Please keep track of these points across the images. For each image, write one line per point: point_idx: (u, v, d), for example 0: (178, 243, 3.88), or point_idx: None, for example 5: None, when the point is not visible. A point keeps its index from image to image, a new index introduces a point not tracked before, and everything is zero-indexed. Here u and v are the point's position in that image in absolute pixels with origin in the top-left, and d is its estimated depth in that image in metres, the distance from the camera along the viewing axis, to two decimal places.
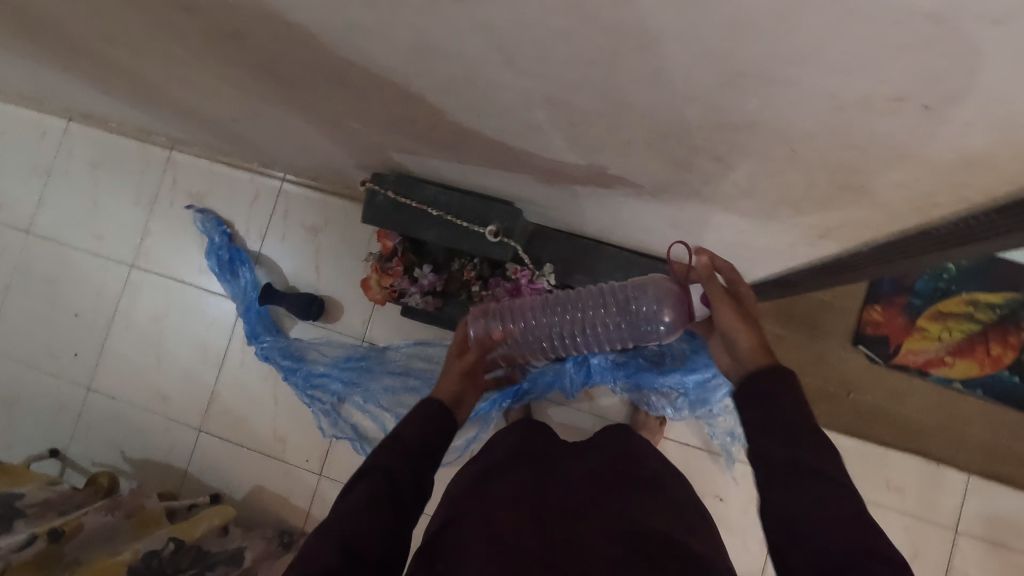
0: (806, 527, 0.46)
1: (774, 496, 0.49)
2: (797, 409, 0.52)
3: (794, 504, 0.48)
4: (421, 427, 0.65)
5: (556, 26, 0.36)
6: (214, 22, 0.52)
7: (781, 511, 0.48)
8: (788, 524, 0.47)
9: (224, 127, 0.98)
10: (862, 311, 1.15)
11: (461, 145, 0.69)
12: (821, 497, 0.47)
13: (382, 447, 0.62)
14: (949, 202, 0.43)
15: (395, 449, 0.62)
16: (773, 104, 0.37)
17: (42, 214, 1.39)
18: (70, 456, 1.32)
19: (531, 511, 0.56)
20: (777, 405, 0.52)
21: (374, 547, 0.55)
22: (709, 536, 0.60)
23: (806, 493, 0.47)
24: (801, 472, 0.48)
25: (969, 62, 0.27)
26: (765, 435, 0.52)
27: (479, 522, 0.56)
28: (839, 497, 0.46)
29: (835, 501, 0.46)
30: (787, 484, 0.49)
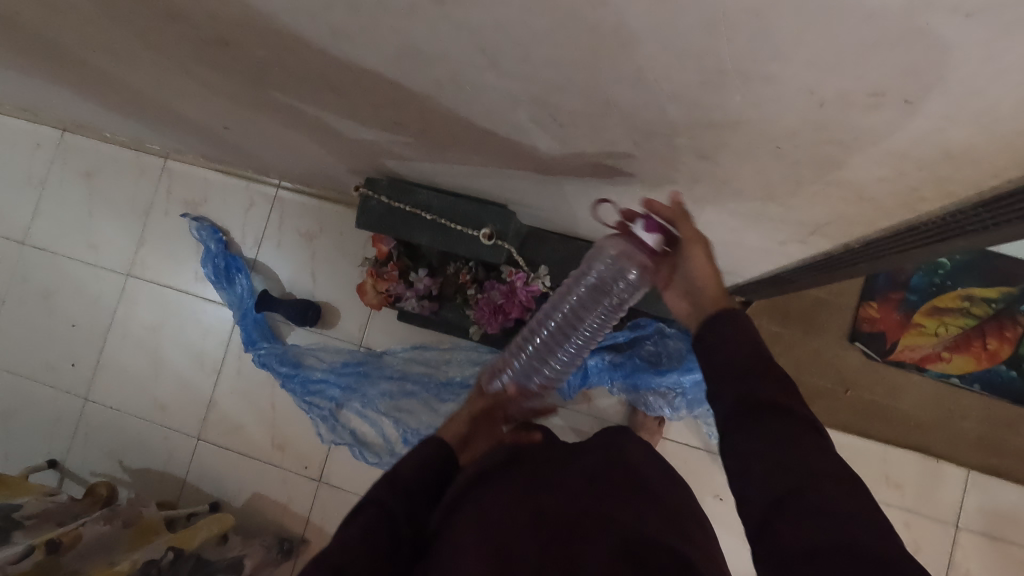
0: (762, 463, 0.43)
1: (731, 437, 0.46)
2: (754, 349, 0.49)
3: (748, 439, 0.44)
4: (426, 456, 0.66)
5: (536, 28, 0.36)
6: (201, 30, 0.53)
7: (737, 450, 0.45)
8: (743, 463, 0.44)
9: (217, 135, 0.98)
10: (858, 308, 1.15)
11: (452, 148, 0.69)
12: (774, 429, 0.43)
13: (380, 481, 0.62)
14: (935, 197, 0.43)
15: (392, 482, 0.62)
16: (755, 102, 0.37)
17: (37, 224, 1.39)
18: (69, 466, 1.32)
19: (521, 507, 0.55)
20: (733, 351, 0.50)
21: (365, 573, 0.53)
22: (707, 543, 0.59)
23: (760, 427, 0.44)
24: (754, 407, 0.45)
25: (944, 56, 0.27)
26: (718, 382, 0.49)
27: (472, 530, 0.54)
28: (793, 427, 0.43)
29: (789, 431, 0.43)
30: (742, 420, 0.45)
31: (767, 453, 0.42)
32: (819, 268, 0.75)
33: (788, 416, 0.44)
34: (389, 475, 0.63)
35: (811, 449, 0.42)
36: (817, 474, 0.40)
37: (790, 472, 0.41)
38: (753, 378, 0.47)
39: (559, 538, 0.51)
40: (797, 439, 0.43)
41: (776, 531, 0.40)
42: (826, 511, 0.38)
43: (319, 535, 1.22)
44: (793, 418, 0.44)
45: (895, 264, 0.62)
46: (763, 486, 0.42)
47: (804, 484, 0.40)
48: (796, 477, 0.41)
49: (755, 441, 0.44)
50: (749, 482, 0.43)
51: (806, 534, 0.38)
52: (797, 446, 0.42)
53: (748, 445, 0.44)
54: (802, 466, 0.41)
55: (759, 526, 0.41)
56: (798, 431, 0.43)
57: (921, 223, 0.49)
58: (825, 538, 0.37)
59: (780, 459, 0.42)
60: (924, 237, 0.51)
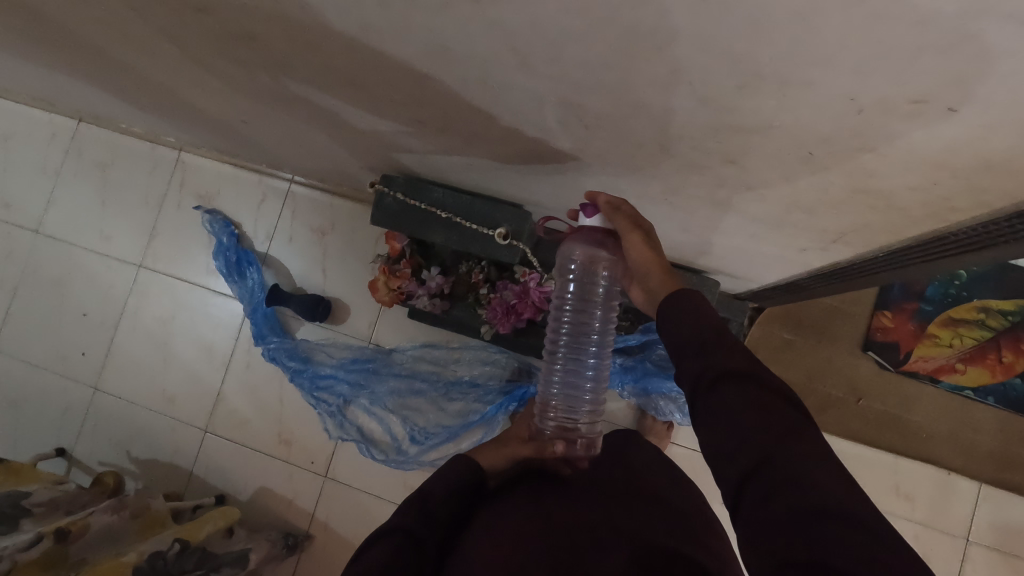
0: (739, 436, 0.41)
1: (699, 409, 0.44)
2: (704, 315, 0.48)
3: (714, 408, 0.43)
4: (455, 478, 0.58)
5: (570, 26, 0.36)
6: (226, 23, 0.52)
7: (704, 422, 0.43)
8: (720, 437, 0.42)
9: (233, 129, 0.99)
10: (871, 317, 1.14)
11: (470, 147, 0.69)
12: (737, 393, 0.42)
13: (408, 501, 0.56)
14: (968, 207, 0.43)
15: (419, 505, 0.55)
16: (790, 105, 0.36)
17: (51, 213, 1.39)
18: (76, 455, 1.33)
19: (520, 508, 0.55)
20: (699, 323, 0.48)
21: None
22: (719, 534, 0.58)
23: (724, 393, 0.43)
24: (714, 371, 0.44)
25: (994, 64, 0.27)
26: (682, 353, 0.47)
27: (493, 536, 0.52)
28: (756, 390, 0.42)
29: (756, 396, 0.42)
30: (707, 387, 0.44)
31: (734, 421, 0.41)
32: (837, 276, 0.75)
33: (750, 377, 0.43)
34: (419, 496, 0.56)
35: (775, 409, 0.41)
36: (783, 435, 0.40)
37: (755, 434, 0.40)
38: (715, 343, 0.46)
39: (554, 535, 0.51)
40: (775, 410, 0.41)
41: (757, 507, 0.38)
42: (794, 474, 0.38)
43: (324, 531, 1.23)
44: (760, 383, 0.42)
45: (917, 275, 0.61)
46: (738, 456, 0.40)
47: (773, 449, 0.39)
48: (763, 441, 0.40)
49: (719, 410, 0.42)
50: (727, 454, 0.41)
51: (781, 503, 0.37)
52: (784, 421, 0.40)
53: (714, 411, 0.43)
54: (768, 429, 0.40)
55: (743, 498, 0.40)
56: (761, 393, 0.42)
57: (950, 233, 0.49)
58: (800, 505, 0.37)
59: (748, 425, 0.41)
60: (952, 246, 0.51)
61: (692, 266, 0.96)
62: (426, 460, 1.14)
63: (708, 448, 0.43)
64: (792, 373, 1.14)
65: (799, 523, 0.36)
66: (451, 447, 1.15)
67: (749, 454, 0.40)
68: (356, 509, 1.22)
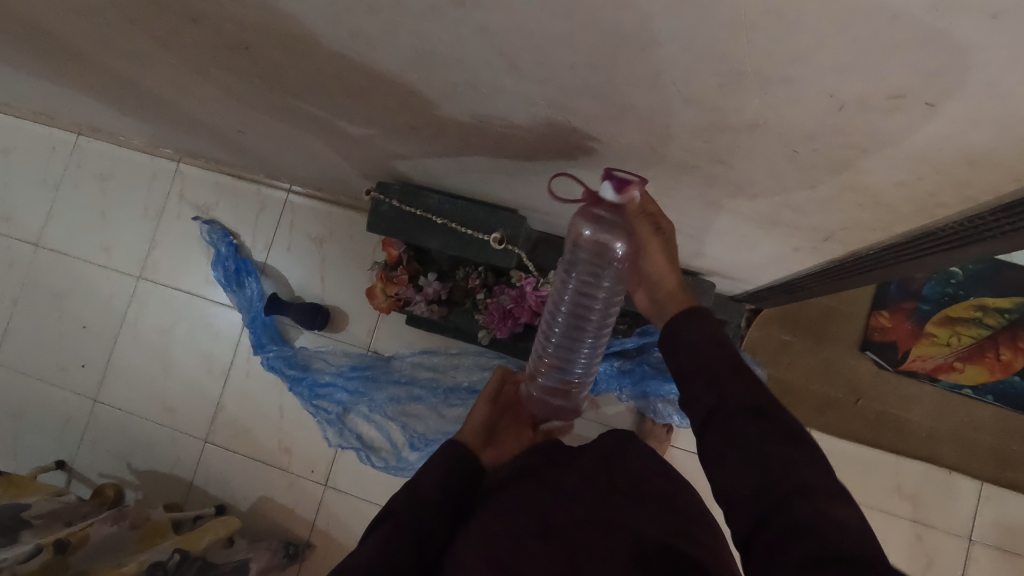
0: (755, 479, 0.41)
1: (709, 438, 0.45)
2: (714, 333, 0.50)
3: (726, 441, 0.44)
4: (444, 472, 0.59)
5: (556, 31, 0.36)
6: (221, 34, 0.53)
7: (716, 450, 0.44)
8: (737, 477, 0.42)
9: (231, 139, 0.99)
10: (869, 317, 1.14)
11: (464, 153, 0.70)
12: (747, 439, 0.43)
13: (400, 491, 0.57)
14: (953, 203, 0.43)
15: (406, 493, 0.56)
16: (773, 104, 0.37)
17: (51, 227, 1.40)
18: (76, 468, 1.33)
19: (513, 510, 0.54)
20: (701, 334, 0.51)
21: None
22: (706, 515, 0.59)
23: (730, 435, 0.44)
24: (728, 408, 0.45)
25: (965, 57, 0.28)
26: (691, 374, 0.49)
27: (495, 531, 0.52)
28: (772, 434, 0.42)
29: (762, 434, 0.42)
30: (714, 430, 0.45)
31: (747, 458, 0.42)
32: (831, 274, 0.75)
33: (765, 419, 0.43)
34: (406, 491, 0.57)
35: (788, 456, 0.41)
36: (799, 488, 0.40)
37: (771, 483, 0.41)
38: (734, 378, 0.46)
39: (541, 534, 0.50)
40: (783, 453, 0.41)
41: (768, 552, 0.39)
42: (810, 527, 0.37)
43: (325, 540, 1.22)
44: (771, 420, 0.43)
45: (910, 271, 0.62)
46: (752, 501, 0.41)
47: (785, 499, 0.40)
48: (780, 488, 0.40)
49: (734, 450, 0.43)
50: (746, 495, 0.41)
51: (791, 549, 0.37)
52: (791, 462, 0.41)
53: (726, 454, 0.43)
54: (787, 479, 0.40)
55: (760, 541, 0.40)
56: (775, 438, 0.42)
57: (938, 229, 0.49)
58: (813, 554, 0.36)
59: (756, 470, 0.41)
60: (942, 240, 0.51)
61: (688, 268, 0.97)
62: None
63: (719, 488, 0.44)
64: (791, 374, 1.15)
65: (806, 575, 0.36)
66: None
67: (763, 501, 0.41)
68: (357, 517, 1.22)
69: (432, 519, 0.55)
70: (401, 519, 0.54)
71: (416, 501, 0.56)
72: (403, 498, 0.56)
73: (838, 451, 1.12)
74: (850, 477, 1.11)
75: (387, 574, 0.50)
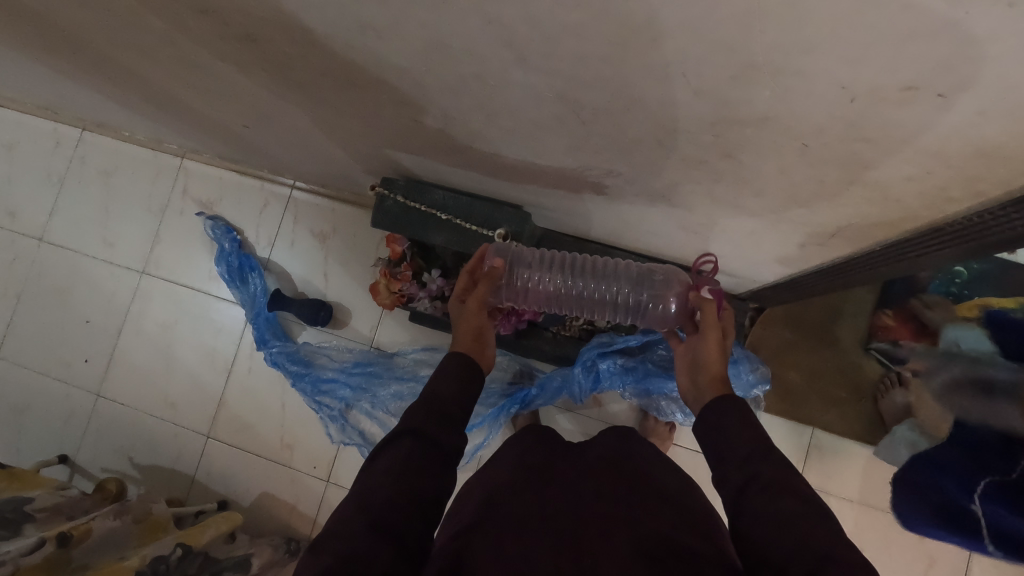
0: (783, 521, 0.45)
1: (743, 508, 0.49)
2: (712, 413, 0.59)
3: (757, 510, 0.48)
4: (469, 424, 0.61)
5: (568, 22, 0.36)
6: (228, 25, 0.53)
7: (752, 522, 0.47)
8: (770, 526, 0.46)
9: (235, 134, 0.99)
10: (873, 316, 1.14)
11: (469, 148, 0.69)
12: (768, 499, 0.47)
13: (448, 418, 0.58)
14: (962, 196, 0.43)
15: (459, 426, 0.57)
16: (784, 96, 0.37)
17: (55, 221, 1.40)
18: (79, 462, 1.33)
19: (519, 508, 0.52)
20: (739, 430, 0.55)
21: (404, 523, 0.49)
22: (693, 494, 0.59)
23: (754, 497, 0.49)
24: (759, 484, 0.49)
25: (980, 44, 0.27)
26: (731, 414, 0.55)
27: (511, 515, 0.51)
28: (799, 509, 0.45)
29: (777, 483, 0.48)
30: (742, 500, 0.50)
31: (775, 510, 0.46)
32: (837, 272, 0.75)
33: (791, 493, 0.47)
34: (427, 406, 0.59)
35: (808, 504, 0.46)
36: (828, 552, 0.41)
37: (804, 541, 0.43)
38: (757, 462, 0.51)
39: (559, 525, 0.49)
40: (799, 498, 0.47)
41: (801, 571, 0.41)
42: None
43: None
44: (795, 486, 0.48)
45: (918, 267, 0.61)
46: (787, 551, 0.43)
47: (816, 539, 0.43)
48: (812, 553, 0.42)
49: (758, 510, 0.47)
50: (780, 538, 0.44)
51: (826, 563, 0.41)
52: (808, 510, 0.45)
53: (760, 526, 0.46)
54: (815, 543, 0.42)
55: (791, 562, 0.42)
56: (796, 508, 0.45)
57: (945, 224, 0.50)
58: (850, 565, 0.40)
59: (779, 518, 0.45)
60: (949, 235, 0.51)
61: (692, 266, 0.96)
62: None
63: (756, 543, 0.46)
64: (794, 373, 1.15)
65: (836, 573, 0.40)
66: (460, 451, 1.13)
67: (791, 546, 0.43)
68: None
69: (425, 518, 0.51)
70: (383, 507, 0.49)
71: (404, 478, 0.52)
72: (391, 469, 0.52)
73: (841, 452, 1.13)
74: (852, 475, 1.12)
75: (401, 509, 0.50)
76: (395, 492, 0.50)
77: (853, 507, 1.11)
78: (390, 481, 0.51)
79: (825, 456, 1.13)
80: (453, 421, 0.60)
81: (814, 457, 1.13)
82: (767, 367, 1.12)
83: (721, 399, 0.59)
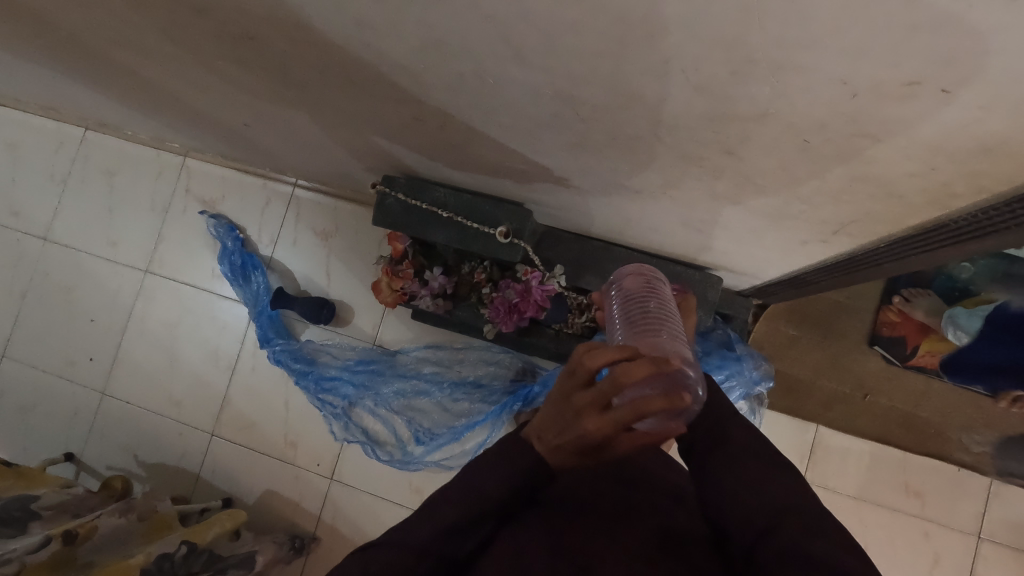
0: (751, 488, 0.42)
1: (709, 471, 0.46)
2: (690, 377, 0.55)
3: (724, 476, 0.44)
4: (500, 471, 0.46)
5: (565, 17, 0.36)
6: (226, 24, 0.53)
7: (717, 487, 0.44)
8: (739, 493, 0.43)
9: (237, 133, 1.00)
10: (877, 312, 1.13)
11: (469, 145, 0.69)
12: (735, 463, 0.45)
13: None
14: (967, 192, 0.42)
15: None
16: (784, 92, 0.36)
17: (60, 221, 1.41)
18: (85, 460, 1.34)
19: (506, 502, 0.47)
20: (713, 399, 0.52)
21: None
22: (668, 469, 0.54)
23: (720, 459, 0.46)
24: (724, 448, 0.46)
25: (983, 40, 0.27)
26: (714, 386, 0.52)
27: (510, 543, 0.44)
28: (760, 468, 0.44)
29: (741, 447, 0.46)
30: (708, 460, 0.46)
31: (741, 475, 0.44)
32: (842, 267, 0.74)
33: (756, 455, 0.45)
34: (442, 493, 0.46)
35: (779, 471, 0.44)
36: (786, 509, 0.40)
37: (773, 506, 0.41)
38: (723, 420, 0.49)
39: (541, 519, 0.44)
40: (765, 462, 0.44)
41: (775, 544, 0.38)
42: (804, 548, 0.37)
43: (330, 533, 1.23)
44: (762, 455, 0.45)
45: (923, 263, 0.61)
46: (755, 520, 0.41)
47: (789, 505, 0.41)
48: (771, 511, 0.40)
49: (726, 476, 0.44)
50: (752, 507, 0.41)
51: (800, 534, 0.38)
52: (778, 474, 0.43)
53: (723, 490, 0.44)
54: (778, 502, 0.41)
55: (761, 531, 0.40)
56: (756, 466, 0.44)
57: (950, 220, 0.49)
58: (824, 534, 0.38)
59: (746, 481, 0.43)
60: (954, 229, 0.50)
61: (695, 263, 0.96)
62: (430, 461, 1.14)
63: (720, 507, 0.43)
64: (798, 369, 1.14)
65: (815, 545, 0.37)
66: (458, 448, 1.13)
67: (765, 517, 0.40)
68: (363, 510, 1.22)
69: None
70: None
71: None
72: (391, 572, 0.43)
73: (846, 449, 1.12)
74: (856, 471, 1.12)
75: None
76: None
77: (858, 504, 1.11)
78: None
79: (829, 453, 1.12)
80: None
81: (818, 453, 1.12)
82: (771, 364, 1.12)
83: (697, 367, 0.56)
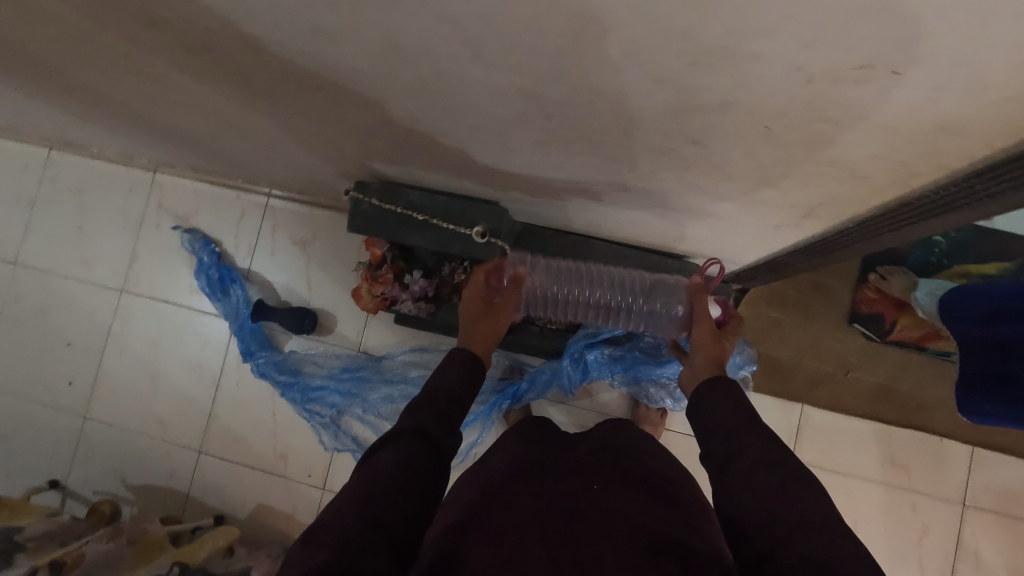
0: (767, 499, 0.45)
1: (731, 482, 0.49)
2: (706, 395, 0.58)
3: (742, 489, 0.47)
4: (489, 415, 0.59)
5: (520, 16, 0.35)
6: (181, 36, 0.52)
7: (736, 498, 0.47)
8: (755, 505, 0.45)
9: (204, 145, 0.98)
10: (855, 290, 1.14)
11: (439, 147, 0.69)
12: (753, 475, 0.47)
13: (425, 412, 0.58)
14: (929, 170, 0.43)
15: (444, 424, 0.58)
16: (742, 81, 0.36)
17: (29, 244, 1.38)
18: (70, 486, 1.31)
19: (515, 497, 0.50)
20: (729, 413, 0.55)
21: (399, 521, 0.47)
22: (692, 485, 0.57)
23: (742, 474, 0.48)
24: (748, 459, 0.49)
25: (929, 22, 0.27)
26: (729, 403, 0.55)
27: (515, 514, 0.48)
28: (777, 479, 0.46)
29: (759, 459, 0.48)
30: (732, 473, 0.49)
31: (758, 487, 0.46)
32: (816, 249, 0.75)
33: (783, 468, 0.46)
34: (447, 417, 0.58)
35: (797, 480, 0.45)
36: (801, 519, 0.42)
37: (787, 517, 0.42)
38: (743, 434, 0.51)
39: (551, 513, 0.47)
40: (781, 472, 0.46)
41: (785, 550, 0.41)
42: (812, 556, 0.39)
43: None
44: (779, 467, 0.47)
45: (894, 241, 0.61)
46: (769, 529, 0.43)
47: (801, 514, 0.42)
48: (784, 522, 0.42)
49: (746, 488, 0.47)
50: (771, 517, 0.43)
51: (810, 542, 0.40)
52: (795, 484, 0.45)
53: (745, 502, 0.46)
54: (792, 511, 0.43)
55: (774, 541, 0.42)
56: (779, 477, 0.45)
57: (915, 199, 0.50)
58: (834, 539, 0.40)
59: (761, 493, 0.45)
60: (919, 208, 0.51)
61: (674, 253, 0.97)
62: None
63: (740, 516, 0.46)
64: (781, 351, 1.15)
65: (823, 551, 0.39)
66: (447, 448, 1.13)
67: (778, 526, 0.42)
68: None
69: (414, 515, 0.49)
70: (399, 465, 0.51)
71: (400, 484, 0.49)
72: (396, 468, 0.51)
73: (832, 427, 1.14)
74: (843, 447, 1.13)
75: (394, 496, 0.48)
76: (393, 480, 0.49)
77: (846, 479, 1.12)
78: (392, 476, 0.50)
79: (816, 431, 1.14)
80: (446, 419, 0.59)
81: (805, 433, 1.14)
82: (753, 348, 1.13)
83: (711, 381, 0.59)
